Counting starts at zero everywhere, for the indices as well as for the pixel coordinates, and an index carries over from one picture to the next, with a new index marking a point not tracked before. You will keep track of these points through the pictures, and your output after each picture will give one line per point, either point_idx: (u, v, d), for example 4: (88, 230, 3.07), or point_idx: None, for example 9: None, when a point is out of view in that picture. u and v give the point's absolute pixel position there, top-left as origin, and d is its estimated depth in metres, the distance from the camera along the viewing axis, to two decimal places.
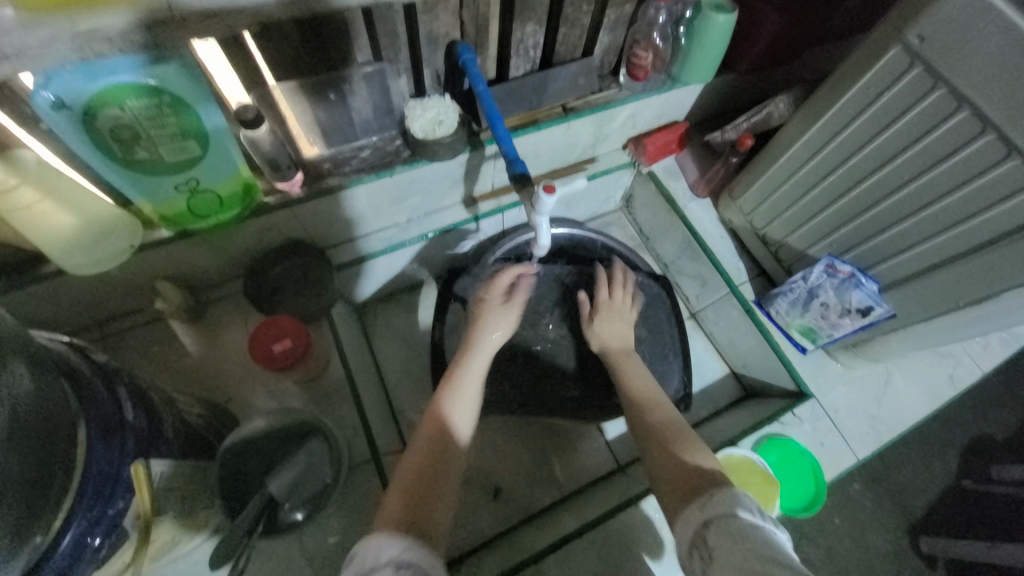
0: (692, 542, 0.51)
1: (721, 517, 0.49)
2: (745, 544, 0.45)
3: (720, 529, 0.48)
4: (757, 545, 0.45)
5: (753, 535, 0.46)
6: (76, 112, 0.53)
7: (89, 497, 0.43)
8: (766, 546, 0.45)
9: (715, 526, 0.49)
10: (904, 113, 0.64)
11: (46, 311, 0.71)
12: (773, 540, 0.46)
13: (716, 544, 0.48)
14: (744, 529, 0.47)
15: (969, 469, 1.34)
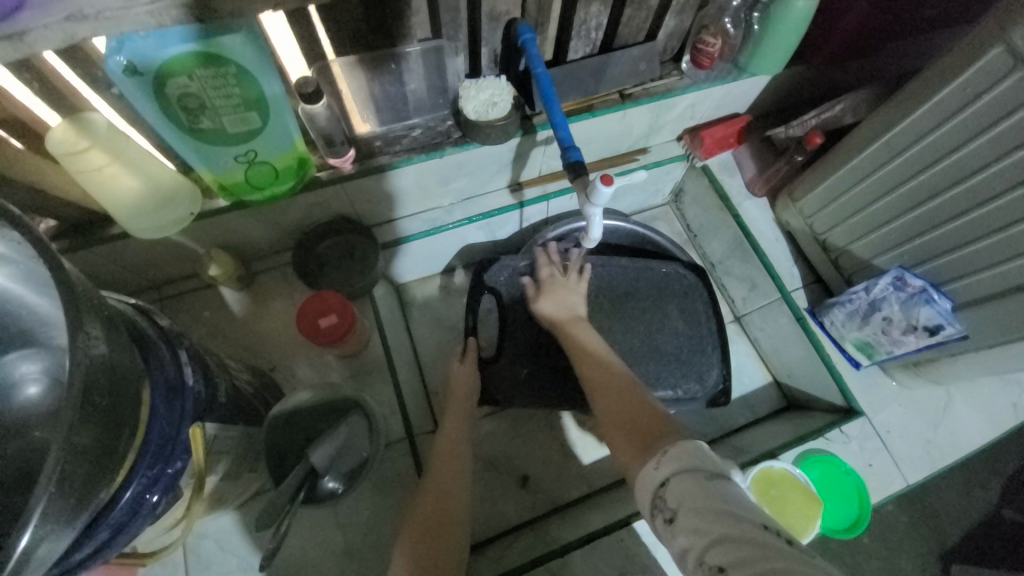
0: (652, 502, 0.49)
1: (679, 473, 0.48)
2: (710, 499, 0.45)
3: (676, 486, 0.47)
4: (722, 499, 0.45)
5: (722, 494, 0.45)
6: (148, 78, 0.54)
7: (150, 455, 0.45)
8: (733, 503, 0.45)
9: (672, 484, 0.48)
10: (1000, 120, 0.58)
11: (111, 271, 0.75)
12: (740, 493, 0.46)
13: (675, 503, 0.47)
14: (709, 483, 0.46)
15: (1019, 501, 1.26)
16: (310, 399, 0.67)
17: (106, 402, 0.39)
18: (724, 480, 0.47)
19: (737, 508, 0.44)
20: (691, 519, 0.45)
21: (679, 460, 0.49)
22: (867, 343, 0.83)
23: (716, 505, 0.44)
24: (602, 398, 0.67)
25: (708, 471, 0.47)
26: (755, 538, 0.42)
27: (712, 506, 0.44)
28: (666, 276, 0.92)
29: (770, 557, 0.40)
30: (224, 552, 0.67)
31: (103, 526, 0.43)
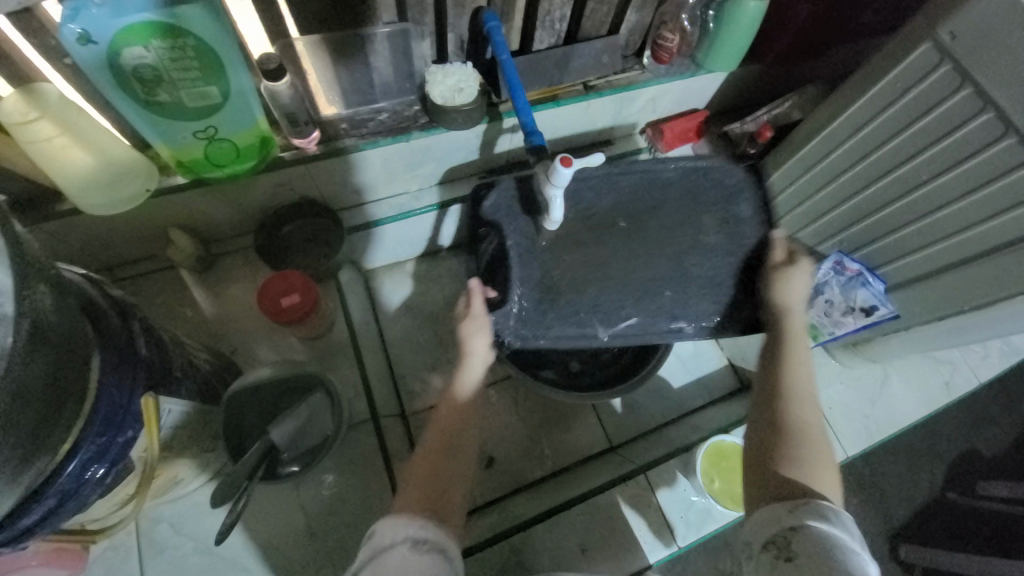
0: (769, 539, 0.49)
1: (804, 531, 0.47)
2: (834, 567, 0.43)
3: (807, 540, 0.46)
4: (847, 571, 0.42)
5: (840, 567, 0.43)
6: (103, 48, 0.53)
7: (99, 423, 0.44)
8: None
9: (808, 532, 0.46)
10: (929, 111, 0.63)
11: (62, 249, 0.72)
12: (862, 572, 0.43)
13: (801, 551, 0.46)
14: (838, 551, 0.44)
15: (954, 481, 1.36)
16: (267, 375, 0.67)
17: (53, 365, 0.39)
18: (850, 557, 0.44)
19: None
20: None
21: (816, 517, 0.47)
22: (813, 326, 0.88)
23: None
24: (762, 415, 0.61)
25: (829, 537, 0.46)
26: None
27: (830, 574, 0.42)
28: (708, 196, 0.85)
29: None
30: (180, 536, 0.66)
31: (50, 492, 0.42)
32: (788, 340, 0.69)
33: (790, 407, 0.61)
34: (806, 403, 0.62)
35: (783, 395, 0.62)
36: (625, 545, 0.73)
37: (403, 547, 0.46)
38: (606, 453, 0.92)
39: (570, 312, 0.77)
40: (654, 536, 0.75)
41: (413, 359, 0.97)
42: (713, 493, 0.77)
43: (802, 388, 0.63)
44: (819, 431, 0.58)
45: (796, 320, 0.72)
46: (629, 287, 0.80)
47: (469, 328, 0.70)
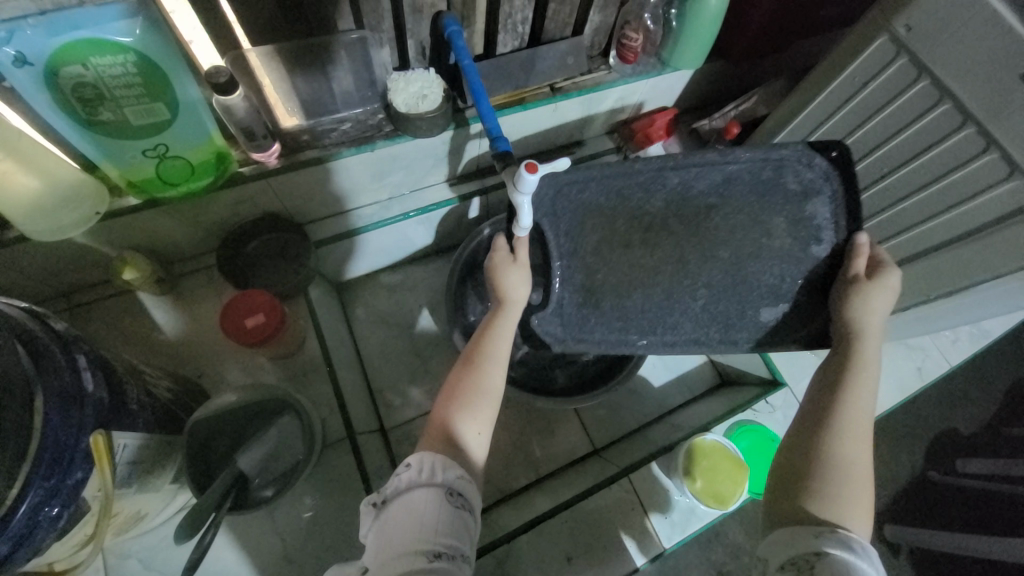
0: (789, 561, 0.51)
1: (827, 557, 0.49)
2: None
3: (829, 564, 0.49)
4: None
5: None
6: (40, 69, 0.50)
7: (45, 465, 0.41)
8: None
9: (832, 558, 0.49)
10: (888, 104, 0.64)
11: (10, 280, 0.69)
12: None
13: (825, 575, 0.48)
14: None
15: (935, 461, 1.39)
16: (238, 400, 0.67)
17: None
18: None
19: None
20: None
21: (840, 544, 0.50)
22: None
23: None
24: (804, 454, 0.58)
25: (848, 561, 0.49)
26: None
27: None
28: (776, 195, 0.73)
29: None
30: (151, 572, 0.64)
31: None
32: (855, 366, 0.62)
33: (835, 443, 0.58)
34: (856, 442, 0.58)
35: (831, 428, 0.59)
36: (613, 550, 0.72)
37: (439, 490, 0.50)
38: (590, 457, 0.91)
39: (612, 311, 0.78)
40: (642, 540, 0.74)
41: (391, 372, 0.95)
42: (695, 492, 0.76)
43: (854, 423, 0.59)
44: (857, 475, 0.56)
45: (870, 345, 0.64)
46: (679, 290, 0.76)
47: (511, 277, 0.71)
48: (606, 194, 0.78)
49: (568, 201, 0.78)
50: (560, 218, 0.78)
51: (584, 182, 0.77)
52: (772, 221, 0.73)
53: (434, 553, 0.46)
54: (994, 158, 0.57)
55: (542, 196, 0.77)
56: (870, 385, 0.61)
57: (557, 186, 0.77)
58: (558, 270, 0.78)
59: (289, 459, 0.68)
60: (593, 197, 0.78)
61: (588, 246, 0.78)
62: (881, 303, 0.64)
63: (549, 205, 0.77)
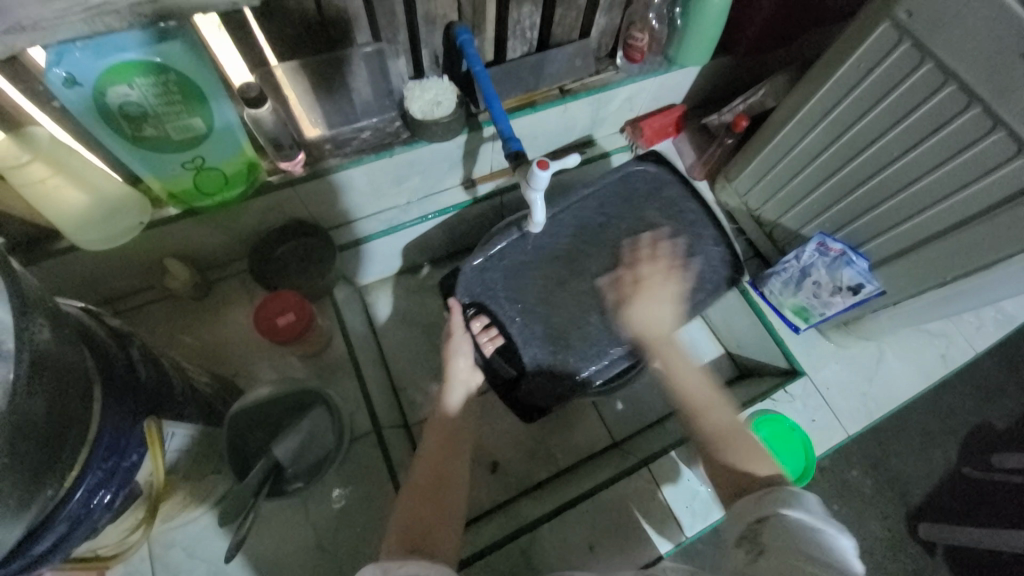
0: (742, 537, 0.52)
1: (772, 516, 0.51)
2: (802, 546, 0.46)
3: (773, 527, 0.50)
4: (811, 549, 0.46)
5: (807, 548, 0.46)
6: (87, 89, 0.54)
7: (103, 448, 0.45)
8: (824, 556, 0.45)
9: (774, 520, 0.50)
10: (893, 89, 0.65)
11: (64, 287, 0.74)
12: (831, 552, 0.46)
13: (771, 540, 0.49)
14: (803, 530, 0.48)
15: (968, 457, 1.35)
16: (269, 394, 0.70)
17: (54, 395, 0.40)
18: (820, 535, 0.47)
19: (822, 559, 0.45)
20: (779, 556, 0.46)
21: (780, 503, 0.51)
22: (804, 308, 0.89)
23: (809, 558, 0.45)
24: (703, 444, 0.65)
25: (797, 519, 0.49)
26: None
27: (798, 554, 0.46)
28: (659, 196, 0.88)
29: None
30: (193, 559, 0.67)
31: (58, 522, 0.43)
32: (665, 361, 0.74)
33: (708, 416, 0.66)
34: (717, 406, 0.67)
35: (693, 409, 0.67)
36: (633, 540, 0.73)
37: None
38: (609, 449, 0.92)
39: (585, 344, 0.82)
40: (663, 528, 0.75)
41: (413, 370, 0.98)
42: None
43: (704, 392, 0.69)
44: (735, 428, 0.64)
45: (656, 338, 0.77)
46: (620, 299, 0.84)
47: (458, 344, 0.78)
48: (528, 250, 0.84)
49: (496, 270, 0.83)
50: (498, 293, 0.82)
51: (504, 251, 0.83)
52: (650, 214, 0.87)
53: None
54: (1001, 138, 0.57)
55: (474, 280, 0.82)
56: (685, 360, 0.73)
57: (481, 265, 0.82)
58: (520, 335, 0.81)
59: (317, 454, 0.71)
60: (518, 257, 0.84)
61: (532, 297, 0.83)
62: (656, 295, 0.80)
63: (484, 287, 0.82)
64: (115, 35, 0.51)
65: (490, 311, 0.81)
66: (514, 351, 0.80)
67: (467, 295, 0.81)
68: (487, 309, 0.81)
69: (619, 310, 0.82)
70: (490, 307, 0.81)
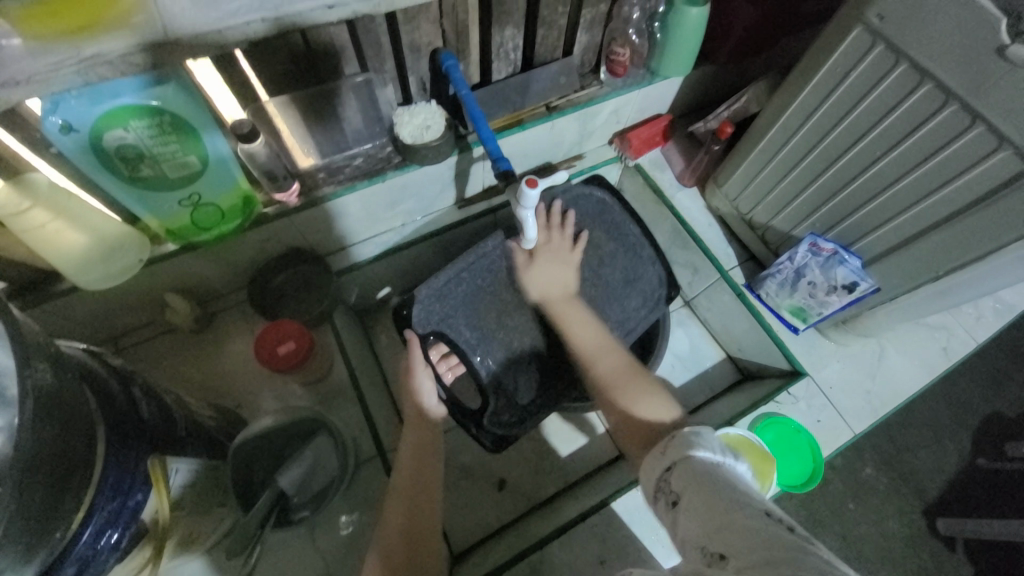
0: (658, 488, 0.54)
1: (680, 464, 0.53)
2: (710, 485, 0.49)
3: (683, 473, 0.51)
4: (717, 486, 0.48)
5: (715, 484, 0.49)
6: (84, 134, 0.56)
7: (108, 489, 0.45)
8: (732, 488, 0.48)
9: (680, 470, 0.52)
10: (871, 90, 0.66)
11: (66, 328, 0.75)
12: (735, 481, 0.49)
13: (679, 488, 0.51)
14: (708, 466, 0.51)
15: (981, 447, 1.34)
16: (272, 424, 0.70)
17: (58, 438, 0.41)
18: (722, 469, 0.51)
19: (730, 491, 0.48)
20: (691, 504, 0.48)
21: (685, 447, 0.54)
22: (801, 308, 0.90)
23: (722, 496, 0.47)
24: (600, 390, 0.73)
25: (706, 459, 0.52)
26: (751, 522, 0.44)
27: (712, 494, 0.47)
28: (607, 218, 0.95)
29: (767, 535, 0.43)
30: None
31: (68, 563, 0.43)
32: (560, 318, 0.82)
33: (599, 360, 0.76)
34: (602, 355, 0.76)
35: (588, 359, 0.77)
36: (644, 551, 0.72)
37: None
38: (616, 459, 0.92)
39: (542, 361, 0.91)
40: (673, 538, 0.75)
41: None
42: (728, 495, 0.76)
43: (594, 345, 0.78)
44: (614, 377, 0.73)
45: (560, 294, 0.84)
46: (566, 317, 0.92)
47: (421, 380, 0.77)
48: (483, 275, 0.89)
49: (450, 297, 0.86)
50: (456, 321, 0.87)
51: (455, 277, 0.86)
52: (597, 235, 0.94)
53: None
54: (982, 132, 0.58)
55: (428, 308, 0.84)
56: (576, 317, 0.81)
57: (434, 292, 0.85)
58: (480, 361, 0.88)
59: (324, 478, 0.72)
60: (473, 282, 0.88)
61: (491, 324, 0.90)
62: (560, 263, 0.86)
63: (440, 315, 0.86)
64: (108, 82, 0.53)
65: (450, 340, 0.86)
66: (476, 375, 0.87)
67: (425, 326, 0.84)
68: (446, 337, 0.86)
69: (521, 277, 0.87)
70: (448, 335, 0.86)
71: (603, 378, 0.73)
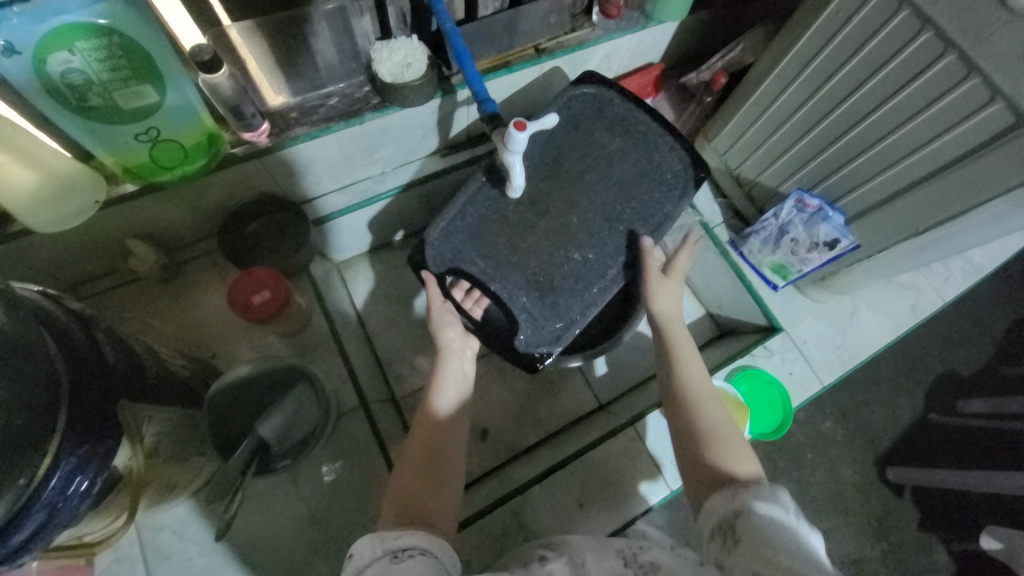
0: (718, 527, 0.50)
1: (748, 511, 0.49)
2: (773, 542, 0.44)
3: (748, 521, 0.48)
4: (782, 544, 0.44)
5: (781, 542, 0.44)
6: (27, 57, 0.50)
7: (75, 435, 0.43)
8: (795, 550, 0.44)
9: (749, 516, 0.48)
10: (871, 38, 0.64)
11: (22, 275, 0.71)
12: (807, 546, 0.45)
13: (744, 534, 0.47)
14: (778, 525, 0.46)
15: (934, 403, 1.42)
16: (252, 372, 0.69)
17: None
18: (794, 533, 0.46)
19: (793, 552, 0.43)
20: (753, 552, 0.44)
21: (761, 500, 0.49)
22: (782, 266, 0.91)
23: (782, 549, 0.44)
24: (689, 437, 0.63)
25: (775, 514, 0.47)
26: None
27: (774, 546, 0.44)
28: (612, 111, 0.84)
29: None
30: (184, 540, 0.67)
31: (38, 508, 0.41)
32: (675, 351, 0.73)
33: (703, 412, 0.65)
34: (707, 407, 0.65)
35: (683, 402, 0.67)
36: (621, 495, 0.75)
37: (383, 559, 0.46)
38: (596, 412, 0.94)
39: (571, 285, 0.78)
40: (647, 482, 0.77)
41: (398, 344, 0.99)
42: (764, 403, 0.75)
43: (700, 392, 0.67)
44: (714, 429, 0.62)
45: (675, 335, 0.75)
46: (593, 227, 0.81)
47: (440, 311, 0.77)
48: (484, 204, 0.79)
49: (460, 233, 0.79)
50: (471, 254, 0.78)
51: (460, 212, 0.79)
52: (599, 134, 0.83)
53: (395, 553, 0.47)
54: (976, 84, 0.57)
55: (441, 248, 0.78)
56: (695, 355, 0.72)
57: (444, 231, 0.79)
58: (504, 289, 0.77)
59: (305, 427, 0.71)
60: (475, 214, 0.79)
61: (504, 250, 0.79)
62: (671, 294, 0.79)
63: (451, 250, 0.78)
64: None
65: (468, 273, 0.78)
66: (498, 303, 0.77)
67: (440, 265, 0.78)
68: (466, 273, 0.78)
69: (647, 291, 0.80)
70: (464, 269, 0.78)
71: (696, 428, 0.63)
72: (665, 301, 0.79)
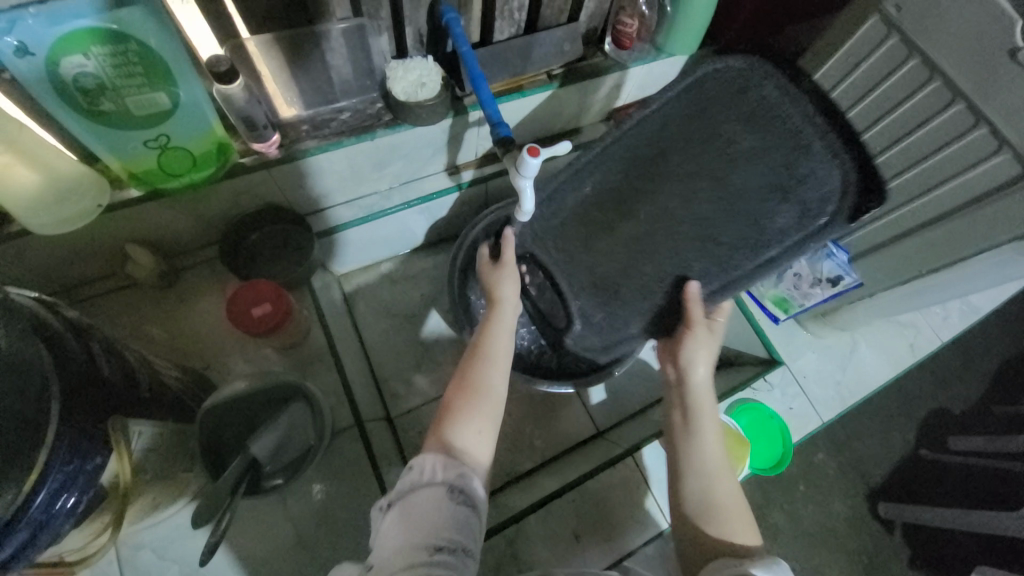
0: None
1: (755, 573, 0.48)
2: None
3: None
4: None
5: None
6: (41, 59, 0.50)
7: (63, 450, 0.41)
8: None
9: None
10: (883, 81, 0.66)
11: (15, 276, 0.69)
12: None
13: None
14: None
15: (926, 439, 1.42)
16: (246, 389, 0.67)
17: None
18: None
19: None
20: None
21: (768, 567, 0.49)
22: (784, 299, 0.91)
23: None
24: (704, 509, 0.60)
25: None
26: None
27: None
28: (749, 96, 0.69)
29: None
30: (164, 561, 0.63)
31: (20, 527, 0.39)
32: (691, 411, 0.66)
33: (719, 481, 0.61)
34: (725, 478, 0.62)
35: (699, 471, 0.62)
36: (619, 529, 0.73)
37: (441, 488, 0.48)
38: (594, 438, 0.93)
39: (636, 299, 0.75)
40: (644, 516, 0.75)
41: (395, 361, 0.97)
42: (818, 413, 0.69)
43: (716, 460, 0.63)
44: (731, 504, 0.60)
45: (693, 398, 0.66)
46: (680, 240, 0.73)
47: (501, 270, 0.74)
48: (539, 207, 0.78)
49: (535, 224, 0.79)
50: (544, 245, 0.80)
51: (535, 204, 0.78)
52: (728, 126, 0.70)
53: (450, 487, 0.49)
54: (983, 133, 0.58)
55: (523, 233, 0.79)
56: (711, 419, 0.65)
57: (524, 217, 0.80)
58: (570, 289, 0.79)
59: (298, 447, 0.69)
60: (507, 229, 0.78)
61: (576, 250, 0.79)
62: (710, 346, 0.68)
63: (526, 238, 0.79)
64: None
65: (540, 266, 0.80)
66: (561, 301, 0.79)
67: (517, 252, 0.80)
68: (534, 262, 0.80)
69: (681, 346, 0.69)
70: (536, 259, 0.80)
71: (711, 501, 0.60)
72: (697, 360, 0.67)
